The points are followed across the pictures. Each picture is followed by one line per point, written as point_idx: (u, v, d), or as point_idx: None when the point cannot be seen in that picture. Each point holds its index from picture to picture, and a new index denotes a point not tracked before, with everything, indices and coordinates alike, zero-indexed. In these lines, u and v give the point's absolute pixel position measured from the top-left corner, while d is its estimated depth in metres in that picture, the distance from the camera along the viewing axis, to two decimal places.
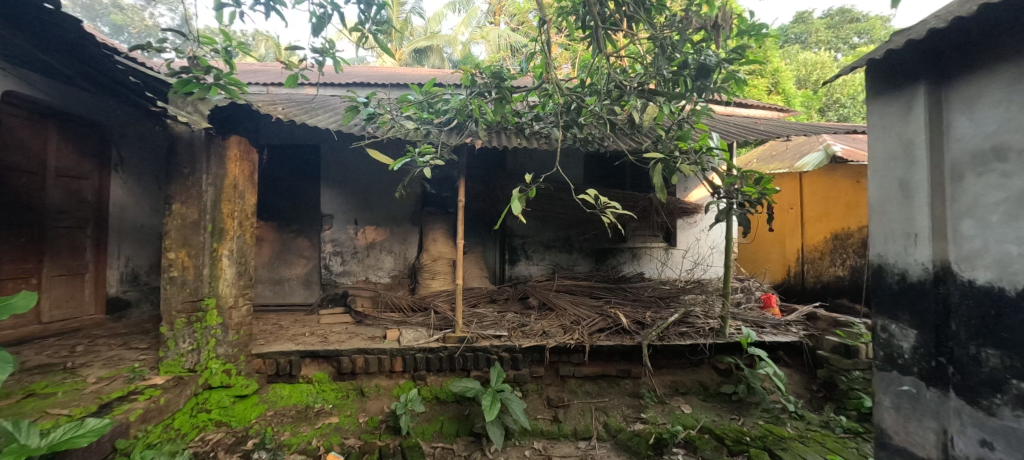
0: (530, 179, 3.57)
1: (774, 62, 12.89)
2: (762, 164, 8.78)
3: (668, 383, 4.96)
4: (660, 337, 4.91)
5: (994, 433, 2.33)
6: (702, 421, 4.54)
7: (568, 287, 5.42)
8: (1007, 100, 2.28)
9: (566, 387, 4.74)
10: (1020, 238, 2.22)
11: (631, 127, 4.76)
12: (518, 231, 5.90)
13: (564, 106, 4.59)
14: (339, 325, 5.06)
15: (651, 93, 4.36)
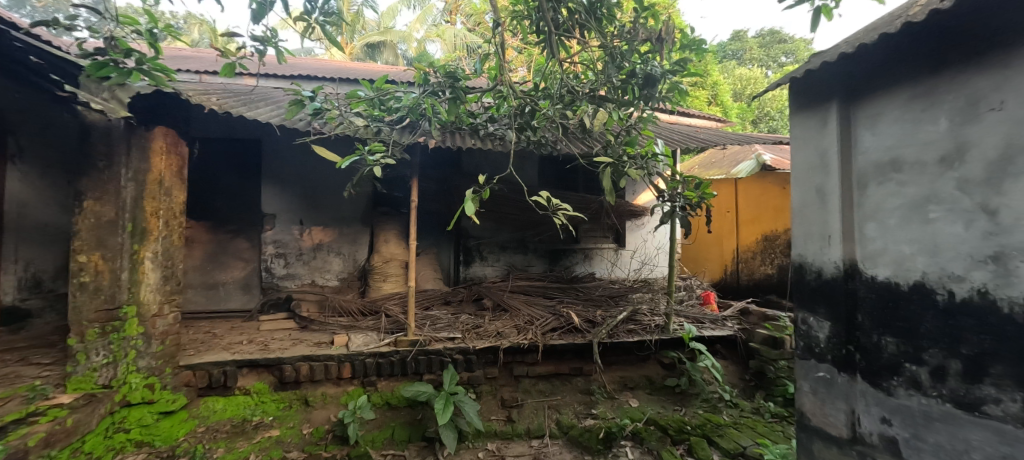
0: (483, 179, 3.61)
1: (713, 75, 13.74)
2: (702, 170, 9.35)
3: (617, 379, 5.17)
4: (610, 335, 5.13)
5: (892, 411, 2.66)
6: (648, 414, 4.79)
7: (523, 288, 5.53)
8: (902, 118, 2.61)
9: (520, 387, 4.86)
10: (912, 240, 2.56)
11: (582, 130, 4.94)
12: (473, 232, 5.95)
13: (520, 109, 4.68)
14: (281, 331, 4.89)
15: (601, 100, 4.53)
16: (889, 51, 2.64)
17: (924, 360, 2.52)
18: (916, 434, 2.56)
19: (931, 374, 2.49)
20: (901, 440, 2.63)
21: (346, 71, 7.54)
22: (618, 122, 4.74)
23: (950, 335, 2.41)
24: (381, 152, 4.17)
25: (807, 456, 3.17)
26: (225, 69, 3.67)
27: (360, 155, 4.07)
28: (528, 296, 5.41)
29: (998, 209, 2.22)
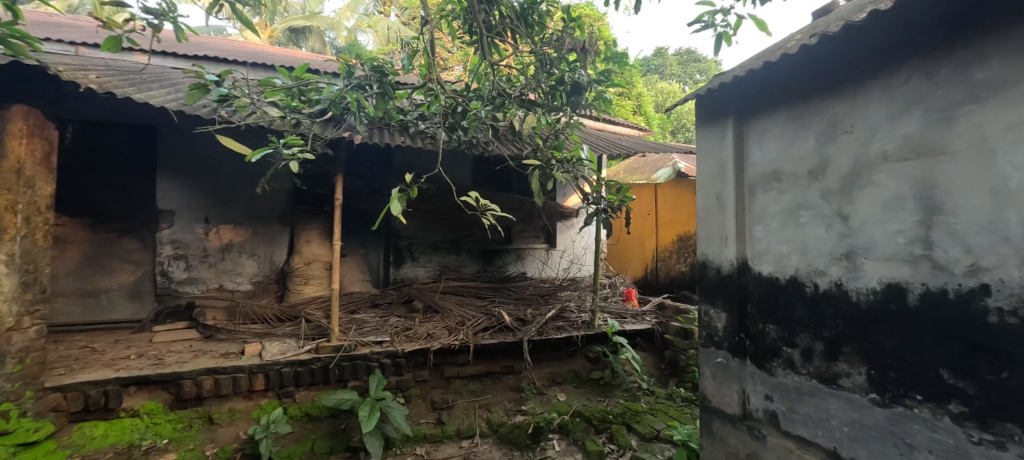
0: (411, 179, 3.58)
1: (638, 86, 14.63)
2: (626, 175, 9.98)
3: (546, 375, 5.39)
4: (539, 332, 5.35)
5: (773, 389, 3.08)
6: (574, 407, 5.04)
7: (455, 289, 5.55)
8: (782, 136, 3.02)
9: (450, 388, 4.90)
10: (789, 241, 2.97)
11: (511, 133, 5.05)
12: (405, 232, 5.86)
13: (452, 109, 4.70)
14: (180, 343, 4.49)
15: (530, 105, 4.68)
16: (770, 76, 3.04)
17: (797, 343, 2.92)
18: (792, 406, 2.96)
19: (801, 355, 2.89)
20: (781, 413, 3.03)
21: (263, 57, 7.04)
22: (546, 127, 4.90)
23: (814, 320, 2.82)
24: (297, 145, 3.98)
25: (706, 432, 3.57)
26: (110, 43, 3.26)
27: (274, 148, 3.86)
28: (460, 297, 5.45)
29: (849, 215, 2.62)
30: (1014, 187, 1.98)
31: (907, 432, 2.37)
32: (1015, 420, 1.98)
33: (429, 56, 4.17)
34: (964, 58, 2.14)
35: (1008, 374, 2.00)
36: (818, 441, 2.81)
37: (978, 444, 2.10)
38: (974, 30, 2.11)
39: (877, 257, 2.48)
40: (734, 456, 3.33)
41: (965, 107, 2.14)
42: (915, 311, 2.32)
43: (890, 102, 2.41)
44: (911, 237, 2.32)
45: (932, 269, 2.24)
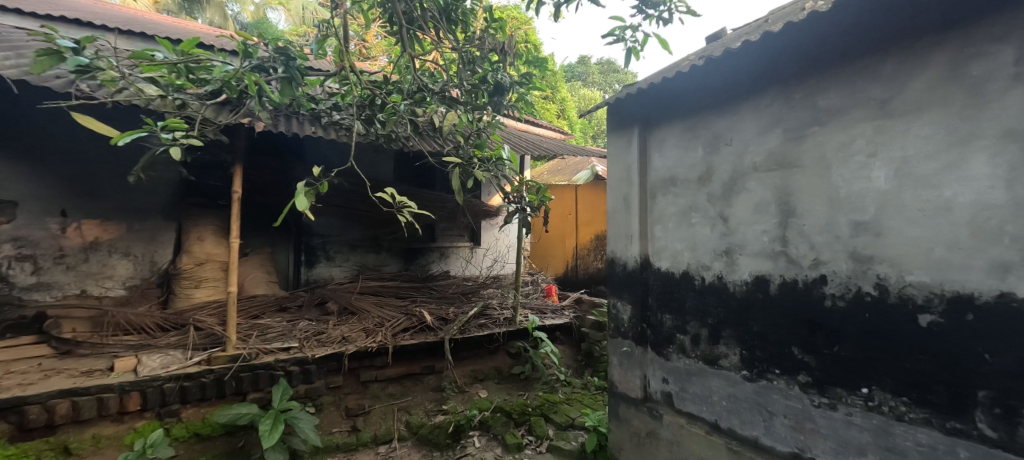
0: (318, 172, 3.50)
1: (561, 91, 15.22)
2: (549, 176, 10.33)
3: (468, 373, 5.44)
4: (461, 331, 5.38)
5: (669, 372, 3.43)
6: (495, 402, 5.09)
7: (374, 289, 5.40)
8: (677, 145, 3.34)
9: (367, 393, 4.77)
10: (682, 240, 3.32)
11: (431, 129, 4.93)
12: (318, 230, 5.53)
13: (368, 100, 4.58)
14: (25, 362, 3.57)
15: (452, 101, 4.77)
16: (666, 91, 3.33)
17: (688, 330, 3.28)
18: (683, 387, 3.32)
19: (691, 341, 3.26)
20: (674, 393, 3.39)
21: (144, 26, 6.20)
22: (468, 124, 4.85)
23: (701, 310, 3.18)
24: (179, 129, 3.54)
25: (614, 417, 3.88)
26: None
27: (146, 131, 3.39)
28: (379, 297, 5.31)
29: (728, 217, 3.00)
30: (843, 195, 2.39)
31: (770, 401, 2.77)
32: (843, 385, 2.40)
33: (341, 41, 4.02)
34: (813, 86, 2.51)
35: (839, 348, 2.42)
36: (703, 415, 3.20)
37: (819, 407, 2.52)
38: (818, 63, 2.48)
39: (749, 253, 2.87)
40: (636, 436, 3.66)
41: (811, 128, 2.53)
42: (775, 298, 2.72)
43: (760, 120, 2.79)
44: (774, 236, 2.72)
45: (788, 263, 2.65)
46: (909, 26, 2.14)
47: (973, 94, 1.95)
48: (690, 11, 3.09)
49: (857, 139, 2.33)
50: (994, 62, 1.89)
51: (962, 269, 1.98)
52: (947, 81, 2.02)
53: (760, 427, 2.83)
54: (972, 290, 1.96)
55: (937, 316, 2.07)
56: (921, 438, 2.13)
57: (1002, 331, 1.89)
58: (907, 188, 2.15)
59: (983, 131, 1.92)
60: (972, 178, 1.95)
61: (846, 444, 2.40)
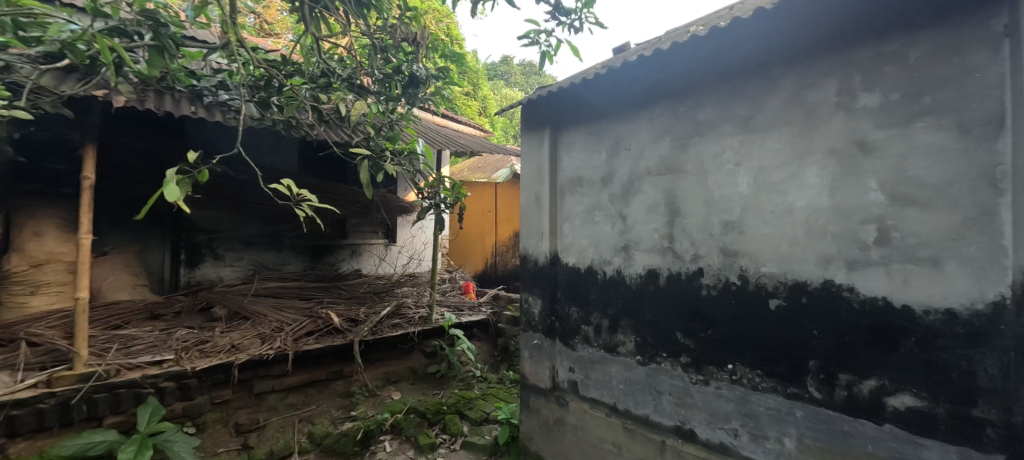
0: (195, 158, 2.99)
1: (483, 89, 15.35)
2: (470, 173, 10.36)
3: (380, 375, 5.32)
4: (373, 332, 5.22)
5: (574, 361, 3.67)
6: (408, 404, 4.93)
7: (275, 292, 5.04)
8: (585, 147, 3.56)
9: (263, 405, 4.45)
10: (587, 236, 3.55)
11: (337, 119, 4.61)
12: (203, 225, 4.99)
13: (263, 81, 4.21)
14: None
15: (360, 89, 4.64)
16: (573, 97, 3.54)
17: (591, 321, 3.53)
18: (587, 374, 3.57)
19: (594, 330, 3.51)
20: (579, 381, 3.63)
21: None
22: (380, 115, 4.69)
23: (602, 301, 3.44)
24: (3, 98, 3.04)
25: (524, 407, 4.05)
26: None
27: None
28: (278, 300, 4.96)
29: (626, 215, 3.28)
30: (716, 198, 2.74)
31: (658, 382, 3.09)
32: (714, 363, 2.77)
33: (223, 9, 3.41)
34: (696, 101, 2.84)
35: (712, 331, 2.77)
36: (604, 399, 3.47)
37: (696, 383, 2.87)
38: (700, 82, 2.81)
39: (643, 249, 3.16)
40: (545, 424, 3.85)
41: (693, 138, 2.86)
42: (663, 288, 3.04)
43: (653, 129, 3.09)
44: (662, 233, 3.04)
45: (673, 258, 2.98)
46: (767, 55, 2.49)
47: (808, 116, 2.35)
48: (598, 22, 3.31)
49: (727, 150, 2.69)
50: (823, 91, 2.29)
51: (800, 261, 2.39)
52: (792, 104, 2.41)
53: (649, 406, 3.15)
54: (806, 278, 2.36)
55: (782, 300, 2.46)
56: (770, 404, 2.52)
57: (826, 310, 2.29)
58: (763, 193, 2.53)
59: (815, 147, 2.32)
60: (808, 185, 2.35)
61: (715, 414, 2.78)
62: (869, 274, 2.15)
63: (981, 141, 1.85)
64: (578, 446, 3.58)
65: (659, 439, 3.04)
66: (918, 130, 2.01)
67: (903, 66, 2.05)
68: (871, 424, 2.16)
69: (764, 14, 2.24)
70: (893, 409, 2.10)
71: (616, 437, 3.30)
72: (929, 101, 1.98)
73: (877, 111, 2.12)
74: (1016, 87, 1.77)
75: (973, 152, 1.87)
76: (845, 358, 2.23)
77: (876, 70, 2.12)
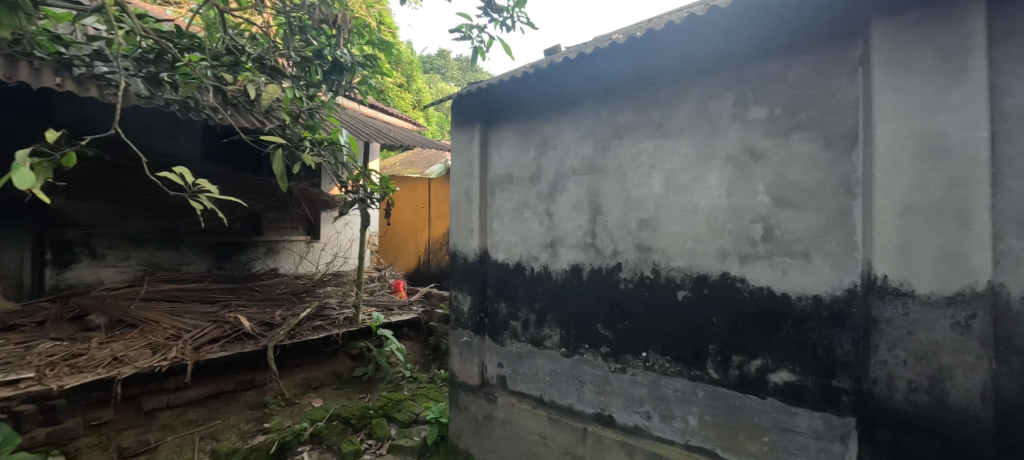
0: (55, 137, 2.54)
1: (418, 81, 15.11)
2: (403, 168, 10.13)
3: (300, 382, 5.05)
4: (290, 335, 4.90)
5: (503, 356, 3.75)
6: (330, 411, 4.72)
7: (172, 296, 4.59)
8: (515, 144, 3.65)
9: (155, 425, 4.05)
10: (516, 233, 3.64)
11: (246, 101, 4.23)
12: (77, 219, 4.37)
13: (154, 54, 3.74)
14: None
15: (273, 71, 4.21)
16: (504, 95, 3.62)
17: (519, 316, 3.63)
18: (515, 368, 3.67)
19: (522, 325, 3.61)
20: (507, 376, 3.72)
21: None
22: (298, 101, 4.24)
23: (530, 296, 3.55)
24: None
25: (453, 404, 4.07)
26: None
27: None
28: (175, 304, 4.53)
29: (552, 212, 3.41)
30: (634, 197, 2.95)
31: (581, 372, 3.26)
32: (630, 352, 2.98)
33: None
34: (617, 105, 3.03)
35: (628, 322, 2.98)
36: (531, 392, 3.58)
37: (614, 372, 3.07)
38: (620, 88, 3.00)
39: (567, 245, 3.31)
40: (474, 421, 3.89)
41: (614, 140, 3.05)
42: (586, 283, 3.21)
43: (578, 129, 3.24)
44: (585, 230, 3.21)
45: (595, 253, 3.15)
46: (677, 67, 2.73)
47: (710, 125, 2.61)
48: (529, 23, 3.44)
49: (643, 152, 2.90)
50: (723, 102, 2.56)
51: (702, 256, 2.64)
52: (697, 113, 2.66)
53: (573, 395, 3.31)
54: (707, 271, 2.63)
55: (688, 291, 2.71)
56: (677, 386, 2.77)
57: (723, 299, 2.56)
58: (673, 194, 2.76)
59: (715, 154, 2.59)
60: (710, 187, 2.61)
61: (631, 399, 2.99)
62: (757, 266, 2.44)
63: (841, 152, 2.18)
64: (507, 440, 3.66)
65: (581, 426, 3.20)
66: (796, 141, 2.31)
67: (785, 84, 2.34)
68: (757, 398, 2.45)
69: (674, 28, 2.44)
70: (774, 385, 2.40)
71: (542, 428, 3.42)
72: (803, 116, 2.29)
73: (764, 122, 2.42)
74: (866, 107, 2.10)
75: (836, 161, 2.19)
76: (737, 342, 2.51)
77: (764, 87, 2.41)
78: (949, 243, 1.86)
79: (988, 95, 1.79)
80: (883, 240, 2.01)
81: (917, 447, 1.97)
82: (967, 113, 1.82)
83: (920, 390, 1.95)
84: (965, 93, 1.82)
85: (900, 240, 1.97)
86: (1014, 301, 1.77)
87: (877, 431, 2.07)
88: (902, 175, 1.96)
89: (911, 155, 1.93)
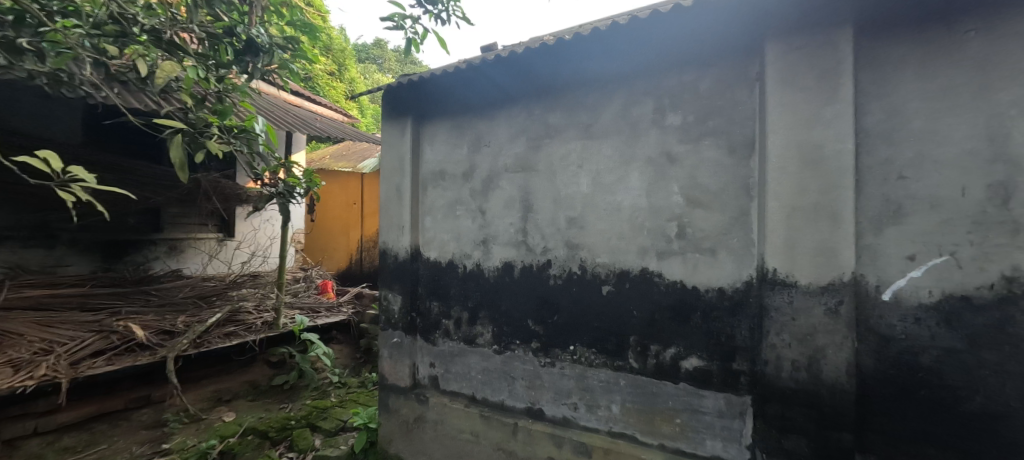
0: None
1: (350, 70, 14.51)
2: (332, 161, 9.68)
3: (208, 396, 4.74)
4: (196, 344, 4.50)
5: (435, 356, 3.72)
6: (245, 425, 4.35)
7: (41, 304, 3.97)
8: (447, 140, 3.65)
9: (21, 453, 3.58)
10: (448, 230, 3.64)
11: (136, 77, 3.50)
12: None
13: (10, 14, 2.89)
14: None
15: (171, 48, 3.34)
16: (437, 90, 3.60)
17: (451, 315, 3.62)
18: (447, 368, 3.66)
19: (454, 324, 3.61)
20: (440, 375, 3.70)
21: None
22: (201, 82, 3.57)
23: (462, 294, 3.56)
24: None
25: (383, 408, 3.97)
26: None
27: None
28: (51, 311, 3.97)
29: (485, 210, 3.45)
30: (562, 196, 3.07)
31: (512, 368, 3.32)
32: (559, 346, 3.10)
33: None
34: (547, 106, 3.14)
35: (557, 316, 3.09)
36: (463, 391, 3.59)
37: (544, 366, 3.17)
38: (551, 90, 3.11)
39: (499, 243, 3.37)
40: (405, 423, 3.82)
41: (545, 140, 3.15)
42: (517, 279, 3.28)
43: (510, 128, 3.32)
44: (517, 228, 3.28)
45: (526, 250, 3.24)
46: (604, 71, 2.88)
47: (632, 129, 2.79)
48: (465, 18, 3.41)
49: (571, 152, 3.03)
50: (643, 107, 2.75)
51: (624, 252, 2.82)
52: (621, 116, 2.83)
53: (505, 391, 3.37)
54: (628, 267, 2.80)
55: (612, 286, 2.87)
56: (602, 377, 2.92)
57: (642, 292, 2.75)
58: (599, 193, 2.92)
59: (637, 156, 2.77)
60: (632, 187, 2.79)
61: (560, 392, 3.10)
62: (671, 262, 2.65)
63: (742, 158, 2.43)
64: (439, 441, 3.63)
65: (512, 421, 3.26)
66: (705, 147, 2.54)
67: (696, 94, 2.57)
68: (670, 383, 2.66)
69: (600, 33, 2.58)
70: (685, 371, 2.61)
71: (474, 426, 3.43)
72: (711, 124, 2.53)
73: (678, 128, 2.63)
74: (761, 118, 2.36)
75: (737, 166, 2.45)
76: (655, 332, 2.70)
77: (679, 95, 2.62)
78: (824, 240, 2.15)
79: (854, 113, 2.09)
80: (773, 238, 2.28)
81: (799, 418, 2.24)
82: (838, 127, 2.12)
83: (801, 368, 2.22)
84: (837, 110, 2.12)
85: (786, 239, 2.24)
86: (871, 290, 2.11)
87: (768, 406, 2.33)
88: (787, 180, 2.23)
89: (795, 163, 2.21)
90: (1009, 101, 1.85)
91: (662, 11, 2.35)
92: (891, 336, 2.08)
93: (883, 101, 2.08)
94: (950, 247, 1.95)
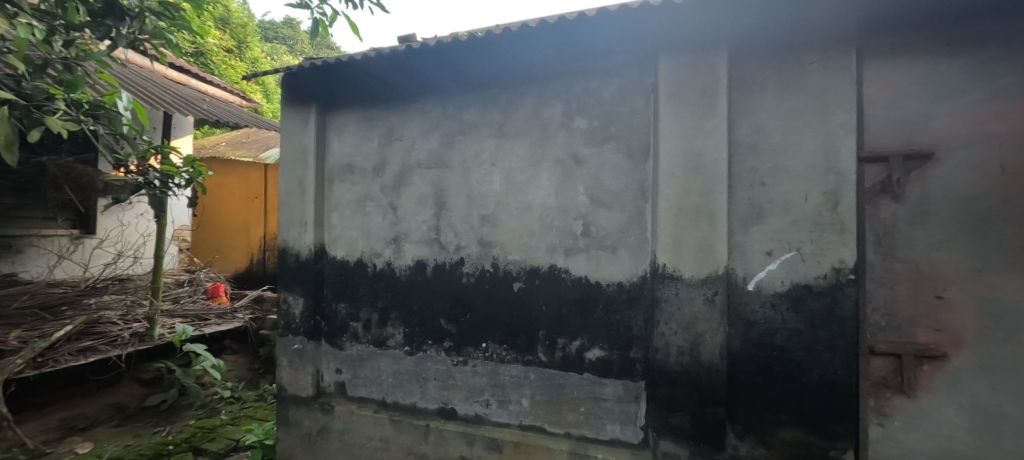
0: None
1: (253, 49, 13.19)
2: (228, 150, 8.78)
3: (54, 427, 4.03)
4: (36, 365, 3.80)
5: (342, 362, 3.55)
6: (107, 454, 3.76)
7: None
8: (356, 131, 3.51)
9: None
10: (357, 227, 3.49)
11: None
12: None
13: None
14: None
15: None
16: (345, 77, 3.44)
17: (360, 317, 3.48)
18: (355, 373, 3.51)
19: (363, 326, 3.47)
20: (347, 382, 3.53)
21: None
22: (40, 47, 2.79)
23: (372, 294, 3.44)
24: None
25: (281, 422, 3.68)
26: None
27: None
28: None
29: (397, 207, 3.37)
30: (476, 194, 3.11)
31: (424, 369, 3.28)
32: (471, 344, 3.13)
33: None
34: (461, 102, 3.17)
35: (470, 315, 3.12)
36: (372, 396, 3.46)
37: (456, 365, 3.17)
38: (465, 86, 3.14)
39: (411, 241, 3.31)
40: (307, 436, 3.58)
41: (459, 137, 3.17)
42: (429, 278, 3.25)
43: (423, 123, 3.29)
44: (430, 225, 3.25)
45: (439, 249, 3.22)
46: (515, 71, 2.98)
47: (543, 130, 2.92)
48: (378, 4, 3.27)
49: (484, 150, 3.09)
50: (554, 110, 2.89)
51: (535, 250, 2.93)
52: (532, 118, 2.95)
53: (416, 393, 3.31)
54: (539, 264, 2.92)
55: (523, 282, 2.97)
56: (513, 372, 3.00)
57: (551, 288, 2.88)
58: (510, 192, 3.01)
59: (547, 157, 2.90)
60: (542, 187, 2.91)
61: (472, 389, 3.13)
62: (578, 259, 2.81)
63: (638, 163, 2.67)
64: (345, 451, 3.45)
65: (423, 424, 3.20)
66: (607, 150, 2.74)
67: (601, 100, 2.77)
68: (576, 374, 2.82)
69: (511, 34, 2.66)
70: (588, 362, 2.78)
71: (383, 432, 3.31)
72: (612, 130, 2.74)
73: (584, 132, 2.81)
74: (654, 127, 2.62)
75: (634, 170, 2.68)
76: (563, 327, 2.85)
77: (585, 101, 2.81)
78: (703, 238, 2.44)
79: (727, 127, 2.41)
80: (663, 236, 2.53)
81: (683, 398, 2.50)
82: (715, 139, 2.42)
83: (685, 353, 2.49)
84: (715, 124, 2.42)
85: (673, 237, 2.50)
86: (739, 281, 2.43)
87: (658, 389, 2.57)
88: (674, 185, 2.49)
89: (681, 170, 2.48)
90: (841, 123, 2.24)
91: (567, 17, 2.48)
92: (754, 321, 2.40)
93: (749, 117, 2.42)
94: (797, 244, 2.32)
